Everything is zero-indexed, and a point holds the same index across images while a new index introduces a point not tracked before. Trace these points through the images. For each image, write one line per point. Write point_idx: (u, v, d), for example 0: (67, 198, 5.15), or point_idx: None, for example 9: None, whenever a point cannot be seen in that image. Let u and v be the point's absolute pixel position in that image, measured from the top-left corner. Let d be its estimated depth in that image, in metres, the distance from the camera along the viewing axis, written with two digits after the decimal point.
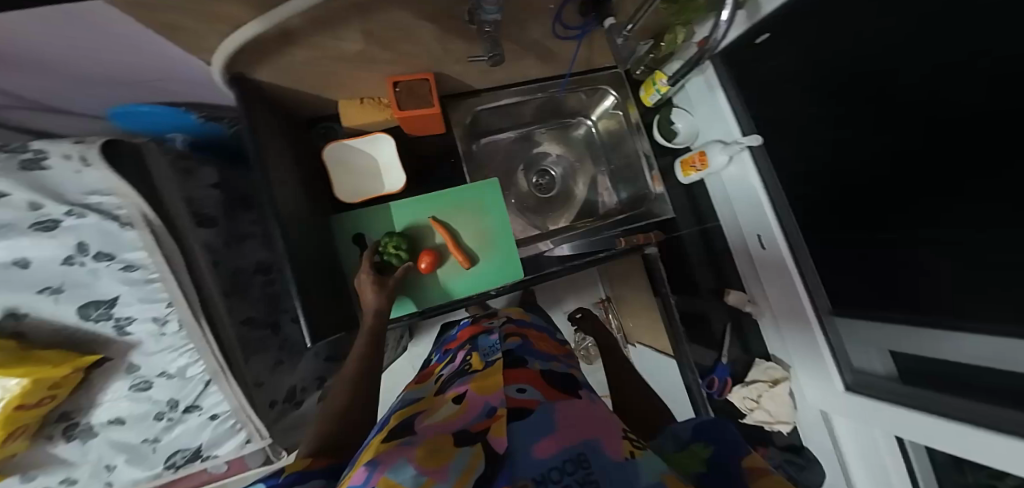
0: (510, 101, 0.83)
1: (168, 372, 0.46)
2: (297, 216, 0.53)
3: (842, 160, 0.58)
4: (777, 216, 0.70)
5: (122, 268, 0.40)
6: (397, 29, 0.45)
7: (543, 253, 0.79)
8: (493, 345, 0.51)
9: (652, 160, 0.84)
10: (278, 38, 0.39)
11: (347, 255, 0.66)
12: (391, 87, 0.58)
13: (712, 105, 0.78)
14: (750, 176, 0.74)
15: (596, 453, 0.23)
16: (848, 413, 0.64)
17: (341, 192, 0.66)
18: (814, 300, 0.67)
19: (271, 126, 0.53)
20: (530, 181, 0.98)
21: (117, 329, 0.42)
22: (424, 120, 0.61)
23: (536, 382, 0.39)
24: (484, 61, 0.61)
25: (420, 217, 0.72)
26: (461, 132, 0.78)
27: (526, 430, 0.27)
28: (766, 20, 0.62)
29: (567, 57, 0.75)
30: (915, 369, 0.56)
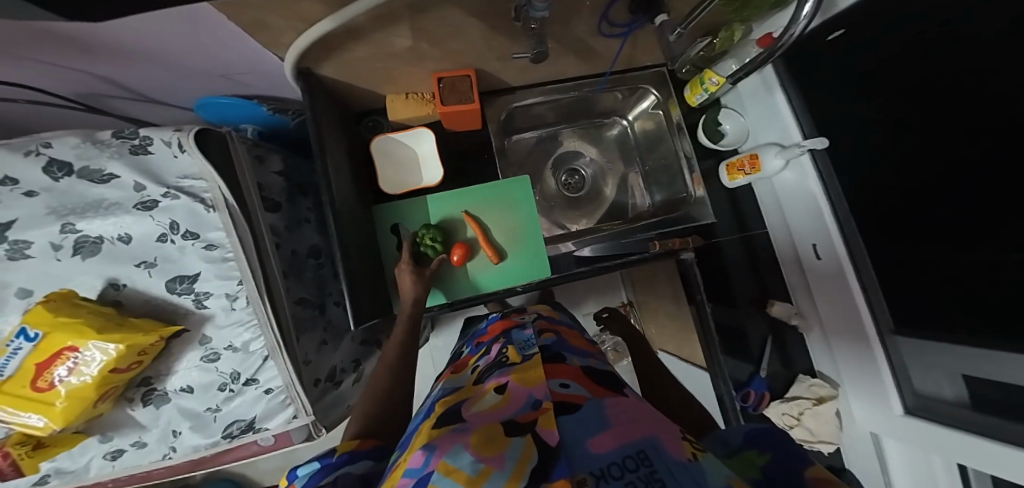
0: (535, 101, 0.83)
1: (234, 346, 0.50)
2: (348, 205, 0.56)
3: (911, 167, 0.55)
4: (836, 225, 0.67)
5: (204, 246, 0.45)
6: (448, 27, 0.47)
7: (563, 254, 0.78)
8: (529, 339, 0.52)
9: (693, 162, 0.81)
10: (343, 35, 0.41)
11: (386, 245, 0.69)
12: (435, 83, 0.59)
13: (769, 106, 0.76)
14: (810, 182, 0.70)
15: (656, 453, 0.24)
16: (904, 437, 0.60)
17: (385, 183, 0.68)
18: (875, 316, 0.64)
19: (331, 118, 0.56)
20: (560, 179, 0.97)
21: (196, 302, 0.48)
22: (462, 116, 0.63)
23: (582, 380, 0.40)
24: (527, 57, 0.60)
25: (455, 211, 0.74)
26: (497, 129, 0.78)
27: (579, 425, 0.28)
28: (841, 16, 0.59)
29: (610, 55, 0.74)
30: (988, 398, 0.51)
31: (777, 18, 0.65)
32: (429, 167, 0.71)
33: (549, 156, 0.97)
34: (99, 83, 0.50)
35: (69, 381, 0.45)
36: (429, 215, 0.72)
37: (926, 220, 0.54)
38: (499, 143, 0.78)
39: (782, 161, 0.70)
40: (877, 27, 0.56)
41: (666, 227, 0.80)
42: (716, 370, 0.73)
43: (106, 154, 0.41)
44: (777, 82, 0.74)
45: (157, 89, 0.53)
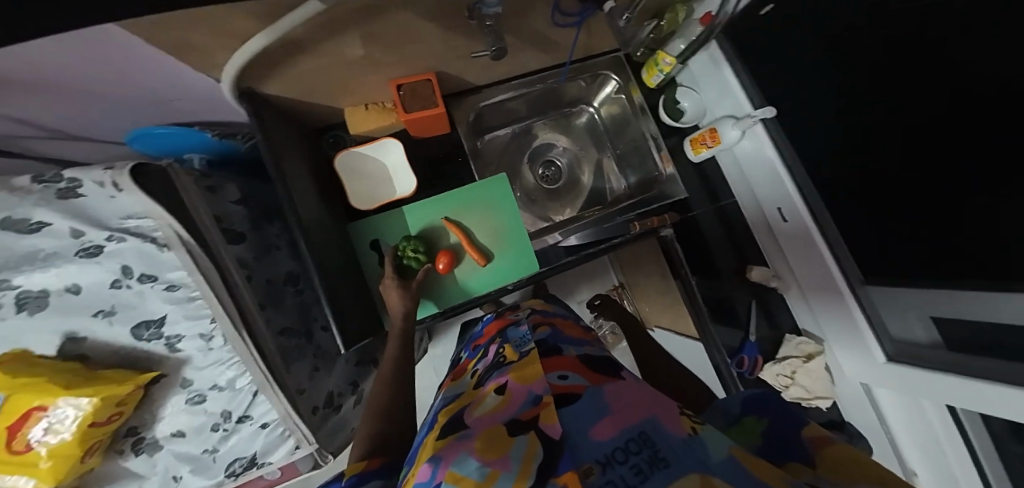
0: (505, 97, 0.83)
1: (219, 385, 0.49)
2: (319, 227, 0.54)
3: (866, 123, 0.57)
4: (797, 188, 0.70)
5: (166, 287, 0.43)
6: (399, 33, 0.46)
7: (552, 245, 0.79)
8: (525, 336, 0.51)
9: (659, 141, 0.83)
10: (284, 48, 0.39)
11: (368, 263, 0.66)
12: (395, 90, 0.57)
13: (720, 79, 0.78)
14: (766, 148, 0.73)
15: (658, 433, 0.25)
16: (892, 384, 0.62)
17: (356, 200, 0.65)
18: (845, 270, 0.66)
19: (286, 137, 0.54)
20: (537, 173, 0.97)
21: (169, 347, 0.46)
22: (428, 122, 0.62)
23: (579, 369, 0.40)
24: (486, 56, 0.60)
25: (434, 218, 0.73)
26: (466, 130, 0.77)
27: (579, 415, 0.28)
28: None
29: (567, 45, 0.74)
30: (961, 338, 0.54)
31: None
32: (400, 178, 0.68)
33: (521, 151, 0.97)
34: (20, 123, 0.46)
35: (47, 441, 0.43)
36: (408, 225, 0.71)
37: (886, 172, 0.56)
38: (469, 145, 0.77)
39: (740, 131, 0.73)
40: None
41: (644, 208, 0.81)
42: (710, 341, 0.77)
43: (30, 201, 0.37)
44: (722, 57, 0.77)
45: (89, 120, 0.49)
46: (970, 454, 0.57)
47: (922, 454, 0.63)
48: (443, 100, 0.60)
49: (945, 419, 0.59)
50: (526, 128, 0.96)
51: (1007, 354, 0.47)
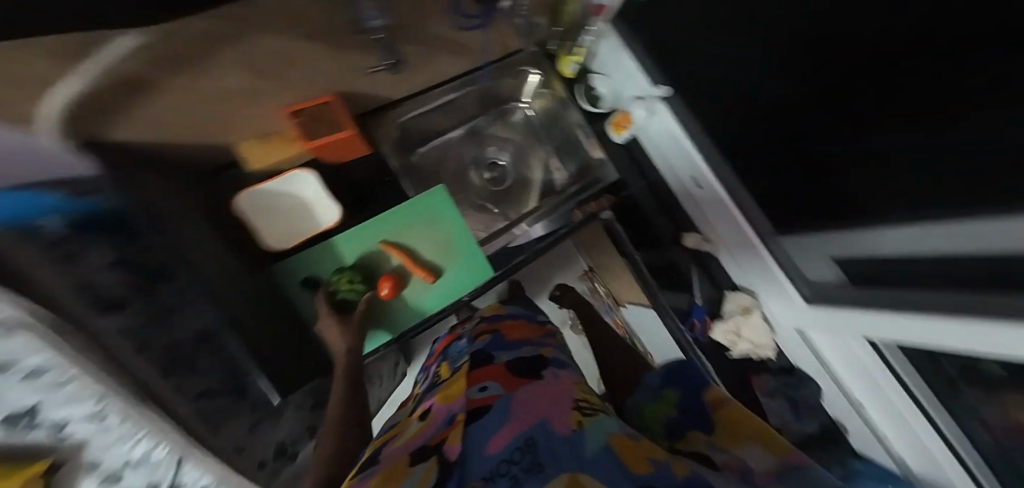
0: (436, 102, 0.82)
1: (133, 457, 0.51)
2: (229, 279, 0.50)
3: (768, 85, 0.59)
4: (702, 157, 0.74)
5: (22, 378, 0.38)
6: (287, 64, 0.45)
7: (509, 245, 0.81)
8: (461, 350, 0.53)
9: (586, 128, 0.87)
10: (131, 86, 0.34)
11: (303, 302, 0.66)
12: (290, 119, 0.54)
13: (622, 66, 0.82)
14: (673, 126, 0.77)
15: (544, 434, 0.27)
16: (820, 326, 0.65)
17: (269, 238, 0.64)
18: (756, 225, 0.71)
19: (166, 187, 0.49)
20: (483, 177, 0.97)
21: (54, 429, 0.45)
22: (336, 146, 0.60)
23: (501, 377, 0.40)
24: (385, 69, 0.58)
25: (371, 243, 0.72)
26: (391, 148, 0.77)
27: (480, 428, 0.29)
28: None
29: (478, 46, 0.73)
30: (861, 272, 0.59)
31: None
32: (317, 207, 0.68)
33: (458, 158, 0.95)
34: None
35: None
36: (342, 256, 0.70)
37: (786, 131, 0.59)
38: (397, 165, 0.77)
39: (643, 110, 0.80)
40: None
41: (586, 197, 0.84)
42: (658, 305, 0.84)
43: None
44: (621, 42, 0.81)
45: None
46: (901, 383, 0.62)
47: (863, 385, 0.68)
48: (349, 121, 0.58)
49: (870, 353, 0.62)
50: (468, 132, 0.96)
51: (914, 282, 0.50)
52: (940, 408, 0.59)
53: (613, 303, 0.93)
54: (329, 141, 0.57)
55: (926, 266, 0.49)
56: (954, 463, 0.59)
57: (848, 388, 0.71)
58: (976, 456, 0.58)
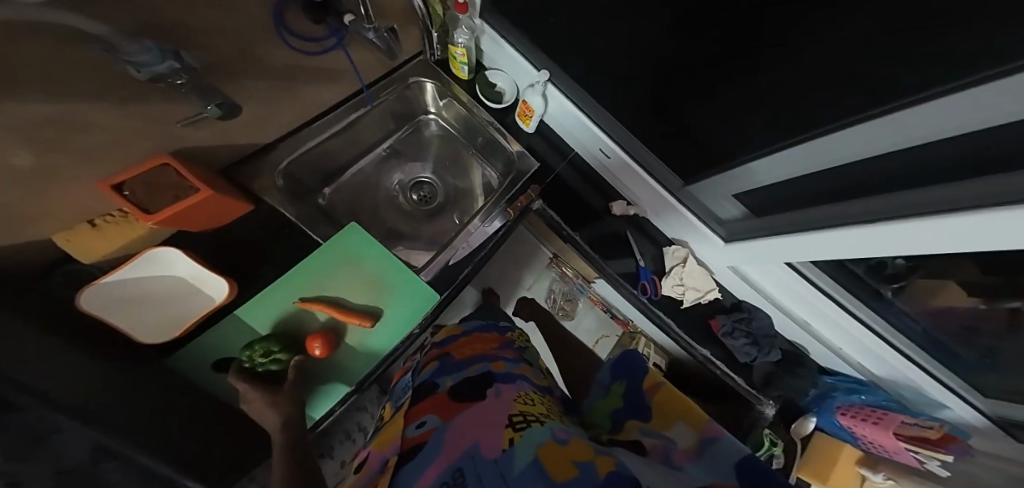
0: (318, 142, 0.76)
1: None
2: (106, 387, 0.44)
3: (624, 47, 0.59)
4: (601, 130, 0.75)
5: None
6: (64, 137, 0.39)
7: (448, 264, 0.77)
8: (406, 385, 0.52)
9: (500, 127, 0.86)
10: None
11: (219, 387, 0.60)
12: (115, 195, 0.46)
13: (508, 57, 0.81)
14: (566, 105, 0.77)
15: (472, 463, 0.26)
16: (748, 259, 0.66)
17: (146, 336, 0.53)
18: (663, 181, 0.74)
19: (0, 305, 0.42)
20: (411, 198, 0.92)
21: None
22: (194, 211, 0.52)
23: (441, 406, 0.38)
24: (211, 114, 0.53)
25: (288, 305, 0.67)
26: (281, 197, 0.71)
27: (415, 466, 0.28)
28: None
29: (347, 69, 0.71)
30: (760, 203, 0.61)
31: None
32: (206, 284, 0.60)
33: (380, 187, 0.90)
34: None
35: None
36: (256, 327, 0.65)
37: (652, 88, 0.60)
38: (298, 212, 0.72)
39: (538, 92, 0.76)
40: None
41: (513, 192, 0.83)
42: (606, 274, 0.84)
43: None
44: (500, 34, 0.79)
45: None
46: (824, 294, 0.62)
47: (801, 305, 0.69)
48: (199, 178, 0.51)
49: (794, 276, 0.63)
50: (392, 151, 0.91)
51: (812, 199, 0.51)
52: (859, 304, 0.62)
53: (585, 281, 0.88)
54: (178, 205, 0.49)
55: (798, 186, 0.51)
56: (888, 350, 0.63)
57: (789, 310, 0.73)
58: (902, 337, 0.62)
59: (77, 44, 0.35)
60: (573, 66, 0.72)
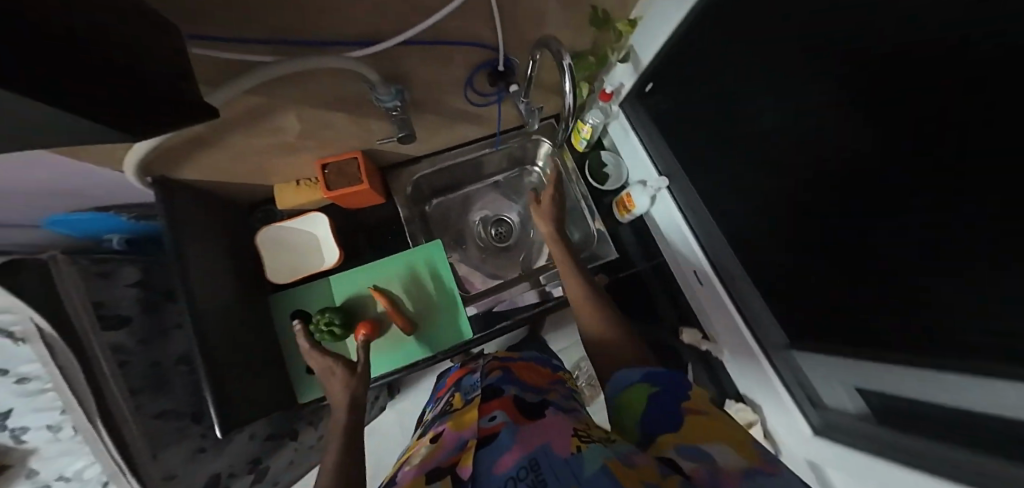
0: (452, 163, 0.90)
1: (67, 475, 0.50)
2: (212, 306, 0.58)
3: (763, 179, 0.63)
4: (706, 253, 0.76)
5: (16, 379, 0.40)
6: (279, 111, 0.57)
7: (493, 309, 0.81)
8: (475, 382, 0.51)
9: (591, 202, 0.89)
10: (191, 139, 0.54)
11: (284, 330, 0.72)
12: (321, 168, 0.74)
13: (629, 146, 0.89)
14: (673, 210, 0.81)
15: (545, 456, 0.29)
16: (837, 464, 0.59)
17: (273, 270, 0.73)
18: (760, 334, 0.70)
19: (190, 219, 0.63)
20: (489, 232, 0.98)
21: (13, 438, 0.45)
22: (351, 196, 0.77)
23: (509, 406, 0.40)
24: (392, 142, 0.75)
25: (361, 287, 0.76)
26: (404, 197, 0.85)
27: (496, 451, 0.31)
28: (648, 70, 0.76)
29: (493, 117, 0.82)
30: (883, 406, 0.54)
31: (609, 79, 0.86)
32: (326, 250, 0.77)
33: (461, 218, 0.98)
34: None
35: None
36: (332, 295, 0.75)
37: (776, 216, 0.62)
38: (406, 213, 0.84)
39: (650, 192, 0.80)
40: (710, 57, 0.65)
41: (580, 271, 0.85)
42: None
43: None
44: (630, 126, 0.89)
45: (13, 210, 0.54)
46: None
47: None
48: (366, 177, 0.74)
49: None
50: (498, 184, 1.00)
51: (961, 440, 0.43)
52: None
53: None
54: (344, 191, 0.74)
55: (951, 418, 0.45)
56: None
57: None
58: None
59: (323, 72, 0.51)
60: (696, 179, 0.78)
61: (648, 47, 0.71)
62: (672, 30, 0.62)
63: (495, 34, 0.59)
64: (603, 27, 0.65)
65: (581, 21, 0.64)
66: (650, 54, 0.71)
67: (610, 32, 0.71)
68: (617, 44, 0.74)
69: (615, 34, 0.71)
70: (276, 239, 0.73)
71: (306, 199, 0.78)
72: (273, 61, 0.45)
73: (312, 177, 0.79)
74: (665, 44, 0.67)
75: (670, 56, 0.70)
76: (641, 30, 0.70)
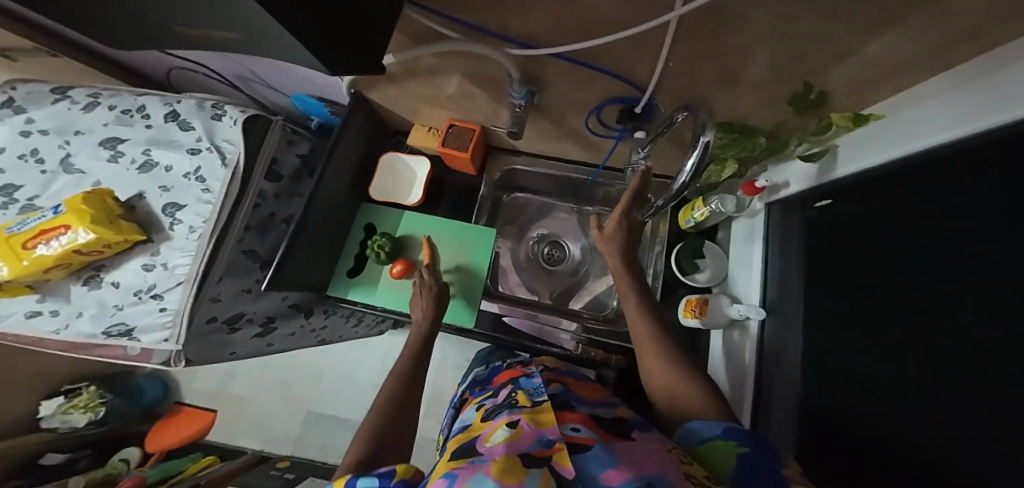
0: (546, 172, 0.94)
1: (168, 265, 0.75)
2: (325, 189, 0.77)
3: (832, 366, 0.50)
4: (752, 409, 0.67)
5: (203, 189, 0.76)
6: (446, 74, 0.69)
7: (497, 316, 0.87)
8: (538, 388, 0.55)
9: (659, 280, 0.84)
10: (385, 78, 0.74)
11: (354, 235, 0.91)
12: (447, 126, 0.85)
13: (747, 253, 0.77)
14: (750, 346, 0.70)
15: (661, 482, 0.31)
16: None
17: (375, 188, 0.91)
18: None
19: (354, 124, 0.83)
20: (541, 250, 1.00)
21: (170, 225, 0.78)
22: (460, 159, 0.87)
23: (591, 427, 0.44)
24: (502, 130, 0.84)
25: (416, 233, 0.89)
26: (488, 181, 0.94)
27: (594, 463, 0.35)
28: (835, 184, 0.57)
29: (605, 150, 0.82)
30: None
31: (780, 171, 0.71)
32: (416, 189, 0.92)
33: (531, 221, 1.02)
34: (252, 79, 0.90)
35: (58, 245, 0.73)
36: (395, 228, 0.90)
37: (829, 412, 0.49)
38: (485, 193, 0.94)
39: (738, 315, 0.68)
40: (840, 203, 0.55)
41: (596, 337, 0.84)
42: None
43: None
44: (761, 234, 0.74)
45: (283, 83, 0.88)
46: None
47: None
48: (472, 149, 0.83)
49: None
50: (575, 211, 1.01)
51: None
52: None
53: None
54: (453, 152, 0.83)
55: None
56: None
57: None
58: None
59: (480, 59, 0.62)
60: (785, 328, 0.63)
61: (853, 158, 0.53)
62: (876, 163, 0.48)
63: (649, 81, 0.58)
64: (808, 110, 0.54)
65: (777, 92, 0.56)
66: (849, 170, 0.53)
67: (812, 119, 0.58)
68: (814, 136, 0.58)
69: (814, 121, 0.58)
70: (387, 166, 0.91)
71: (424, 143, 0.90)
72: (459, 40, 0.56)
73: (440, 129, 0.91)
74: (861, 169, 0.51)
75: (854, 179, 0.52)
76: (861, 132, 0.52)
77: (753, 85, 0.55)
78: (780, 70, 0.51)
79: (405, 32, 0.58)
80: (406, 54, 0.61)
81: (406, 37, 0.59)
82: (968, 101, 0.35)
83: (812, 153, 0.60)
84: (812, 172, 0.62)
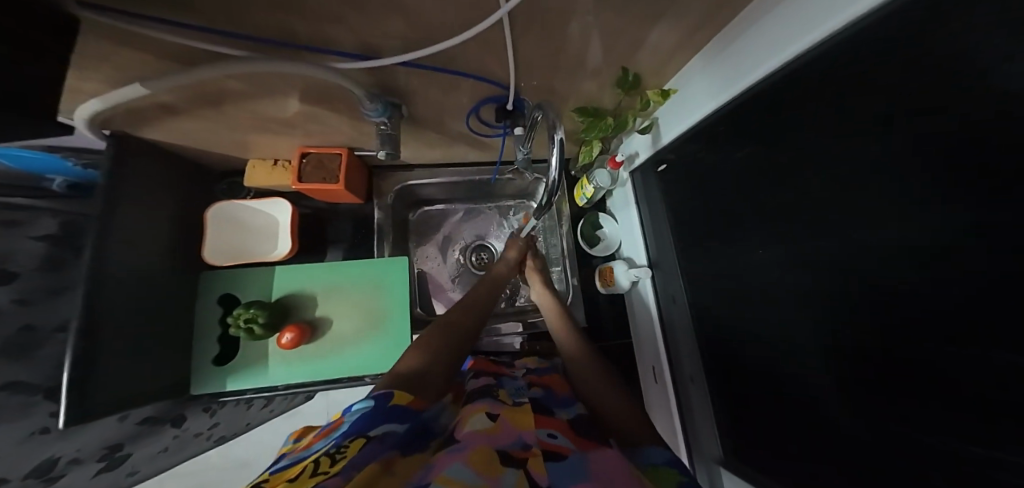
0: (449, 180, 0.88)
1: None
2: (119, 280, 0.55)
3: (722, 296, 0.63)
4: (665, 348, 0.77)
5: None
6: (268, 97, 0.54)
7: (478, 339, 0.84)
8: (518, 388, 0.58)
9: (570, 260, 0.91)
10: (166, 111, 0.53)
11: (207, 313, 0.72)
12: (299, 157, 0.70)
13: (628, 217, 0.87)
14: (648, 294, 0.82)
15: None
16: None
17: (210, 251, 0.71)
18: (689, 438, 0.73)
19: (141, 179, 0.60)
20: (470, 259, 0.92)
21: None
22: (325, 189, 0.72)
23: (567, 432, 0.46)
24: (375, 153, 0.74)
25: (305, 286, 0.76)
26: (381, 205, 0.84)
27: (565, 474, 0.36)
28: (664, 150, 0.72)
29: (496, 148, 0.80)
30: None
31: (628, 146, 0.84)
32: (282, 237, 0.77)
33: (446, 234, 0.93)
34: None
35: None
36: (270, 290, 0.75)
37: (727, 332, 0.62)
38: (380, 219, 0.83)
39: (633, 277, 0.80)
40: (690, 162, 0.67)
41: (536, 330, 0.87)
42: None
43: None
44: (633, 199, 0.86)
45: None
46: None
47: None
48: (342, 177, 0.70)
49: None
50: (495, 208, 0.96)
51: None
52: None
53: None
54: (317, 186, 0.70)
55: None
56: None
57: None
58: None
59: (305, 78, 0.49)
60: (667, 272, 0.77)
61: (671, 124, 0.67)
62: (690, 126, 0.61)
63: (507, 77, 0.56)
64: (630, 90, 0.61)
65: (606, 77, 0.61)
66: (668, 137, 0.68)
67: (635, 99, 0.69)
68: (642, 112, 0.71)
69: (640, 101, 0.69)
70: (229, 218, 0.72)
71: (274, 182, 0.75)
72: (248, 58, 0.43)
73: (290, 159, 0.75)
74: (689, 133, 0.63)
75: (692, 141, 0.64)
76: (669, 103, 0.66)
77: (594, 70, 0.58)
78: (617, 57, 0.55)
79: (148, 51, 0.40)
80: (181, 81, 0.44)
81: (175, 60, 0.43)
82: (715, 78, 0.52)
83: (644, 126, 0.73)
84: (651, 142, 0.74)
